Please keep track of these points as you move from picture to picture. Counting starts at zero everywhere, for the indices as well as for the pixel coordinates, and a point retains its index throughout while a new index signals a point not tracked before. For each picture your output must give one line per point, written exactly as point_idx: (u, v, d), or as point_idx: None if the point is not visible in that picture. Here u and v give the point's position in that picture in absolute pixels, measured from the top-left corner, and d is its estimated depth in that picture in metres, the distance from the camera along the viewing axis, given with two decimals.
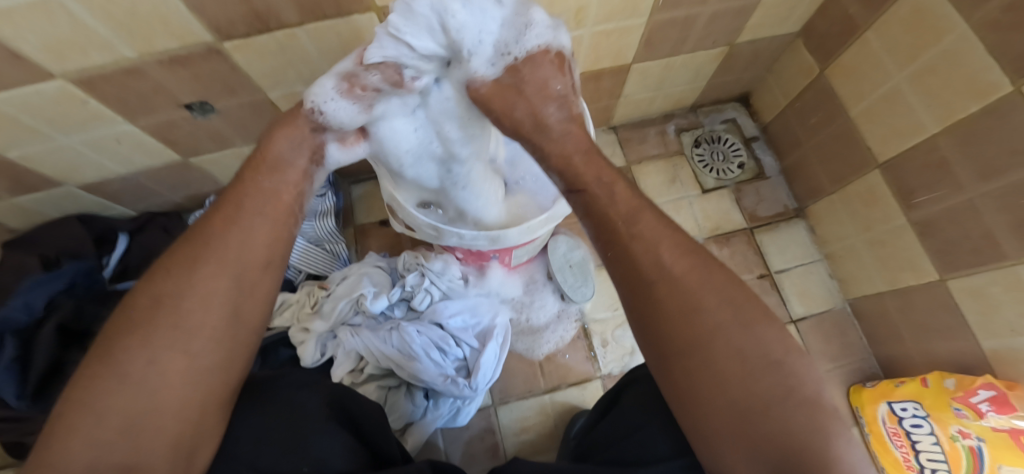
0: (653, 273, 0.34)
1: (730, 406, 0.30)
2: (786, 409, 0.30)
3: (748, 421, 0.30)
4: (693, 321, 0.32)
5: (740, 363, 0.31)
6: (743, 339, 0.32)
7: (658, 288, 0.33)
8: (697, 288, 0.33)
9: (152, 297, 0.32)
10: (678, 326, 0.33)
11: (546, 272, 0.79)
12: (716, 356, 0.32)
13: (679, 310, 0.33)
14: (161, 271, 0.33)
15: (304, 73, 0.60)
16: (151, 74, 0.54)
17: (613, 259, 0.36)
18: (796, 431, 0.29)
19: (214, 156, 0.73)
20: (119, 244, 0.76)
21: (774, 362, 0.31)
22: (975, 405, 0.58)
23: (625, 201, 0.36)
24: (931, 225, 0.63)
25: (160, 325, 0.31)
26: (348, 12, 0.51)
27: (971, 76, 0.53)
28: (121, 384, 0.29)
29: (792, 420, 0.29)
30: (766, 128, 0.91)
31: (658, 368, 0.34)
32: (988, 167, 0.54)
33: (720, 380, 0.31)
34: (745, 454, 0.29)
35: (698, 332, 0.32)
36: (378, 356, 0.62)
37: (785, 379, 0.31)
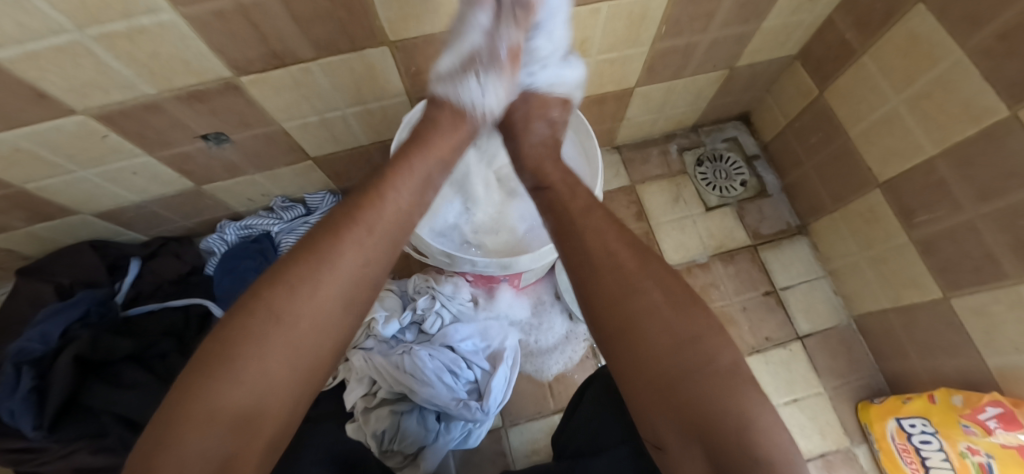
0: (600, 259, 0.38)
1: (659, 376, 0.31)
2: (706, 377, 0.31)
3: (672, 389, 0.31)
4: (631, 299, 0.35)
5: (669, 337, 0.32)
6: (670, 319, 0.34)
7: (602, 271, 0.37)
8: (630, 272, 0.37)
9: (268, 301, 0.33)
10: (613, 305, 0.35)
11: (553, 292, 0.81)
12: (647, 330, 0.33)
13: (619, 291, 0.36)
14: (268, 280, 0.35)
15: (318, 105, 0.62)
16: (170, 109, 0.55)
17: (568, 248, 0.40)
18: (713, 397, 0.30)
19: (227, 184, 0.74)
20: (131, 268, 0.76)
21: (694, 336, 0.33)
22: (983, 421, 0.58)
23: (580, 203, 0.43)
24: (932, 244, 0.64)
25: (273, 332, 0.32)
26: (362, 47, 0.53)
27: (965, 100, 0.55)
28: (234, 381, 0.30)
29: (709, 385, 0.30)
30: (767, 146, 0.92)
31: (606, 350, 0.35)
32: (986, 189, 0.55)
33: (649, 353, 0.32)
34: (671, 423, 0.30)
35: (631, 309, 0.34)
36: (391, 380, 0.63)
37: (706, 351, 0.32)
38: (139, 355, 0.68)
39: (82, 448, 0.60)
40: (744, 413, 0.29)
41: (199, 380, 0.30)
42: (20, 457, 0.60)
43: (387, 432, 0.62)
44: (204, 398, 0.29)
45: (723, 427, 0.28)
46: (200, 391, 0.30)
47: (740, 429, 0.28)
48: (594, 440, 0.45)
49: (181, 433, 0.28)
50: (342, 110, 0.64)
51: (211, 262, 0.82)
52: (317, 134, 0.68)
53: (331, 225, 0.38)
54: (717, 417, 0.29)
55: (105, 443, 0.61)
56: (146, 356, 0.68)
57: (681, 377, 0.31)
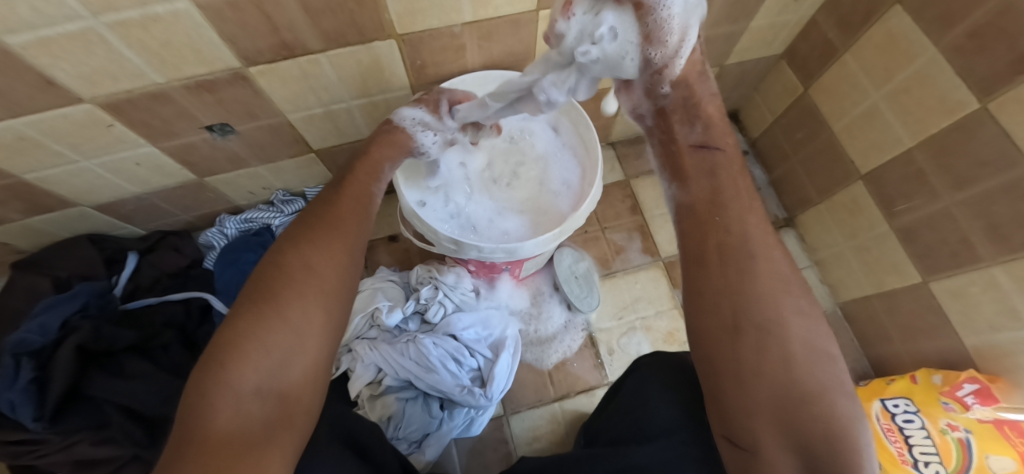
0: (734, 243, 0.33)
1: (788, 385, 0.29)
2: (834, 401, 0.29)
3: (799, 405, 0.28)
4: (773, 299, 0.31)
5: (807, 349, 0.30)
6: (797, 325, 0.31)
7: (751, 260, 0.32)
8: (779, 269, 0.33)
9: (276, 270, 0.35)
10: (750, 295, 0.31)
11: (552, 283, 0.82)
12: (788, 337, 0.30)
13: (763, 287, 0.32)
14: (286, 245, 0.37)
15: (324, 97, 0.63)
16: (178, 99, 0.56)
17: (712, 225, 0.35)
18: (838, 421, 0.28)
19: (229, 176, 0.74)
20: (129, 262, 0.76)
21: (828, 356, 0.30)
22: (962, 398, 0.62)
23: (728, 181, 0.37)
24: (911, 231, 0.68)
25: (290, 291, 0.34)
26: (370, 40, 0.55)
27: (941, 95, 0.59)
28: (258, 342, 0.31)
29: (838, 411, 0.28)
30: (755, 142, 0.96)
31: (718, 340, 0.31)
32: (961, 177, 0.59)
33: (786, 359, 0.29)
34: (780, 433, 0.28)
35: (776, 311, 0.31)
36: (396, 368, 0.64)
37: (830, 369, 0.30)
38: (140, 346, 0.68)
39: (83, 439, 0.60)
40: (859, 440, 0.28)
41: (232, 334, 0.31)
42: (19, 449, 0.59)
43: (392, 420, 0.63)
44: (242, 342, 0.31)
45: (841, 453, 0.27)
46: (240, 336, 0.31)
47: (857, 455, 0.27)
48: (638, 427, 0.44)
49: (222, 377, 0.29)
50: (347, 102, 0.65)
51: (210, 256, 0.81)
52: (320, 126, 0.69)
53: (331, 200, 0.42)
54: (835, 438, 0.27)
55: (108, 433, 0.61)
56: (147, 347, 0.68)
57: (811, 395, 0.29)
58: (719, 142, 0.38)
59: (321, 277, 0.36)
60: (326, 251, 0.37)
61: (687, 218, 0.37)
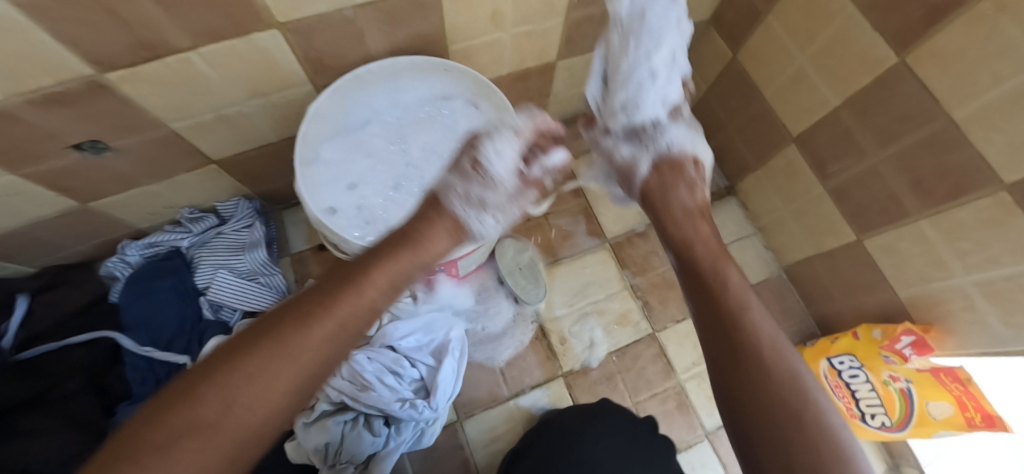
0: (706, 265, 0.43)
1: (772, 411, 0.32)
2: (808, 427, 0.31)
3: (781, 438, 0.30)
4: (727, 331, 0.37)
5: (781, 370, 0.34)
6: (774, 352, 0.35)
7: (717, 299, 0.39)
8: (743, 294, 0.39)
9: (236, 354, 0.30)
10: (715, 328, 0.38)
11: (497, 277, 0.79)
12: (752, 366, 0.34)
13: (728, 319, 0.37)
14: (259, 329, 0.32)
15: (210, 101, 0.55)
16: (28, 118, 0.47)
17: (701, 273, 0.43)
18: (820, 454, 0.29)
19: (121, 198, 0.66)
20: (17, 306, 0.66)
21: (796, 372, 0.34)
22: (900, 351, 0.63)
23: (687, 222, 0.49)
24: (844, 191, 0.67)
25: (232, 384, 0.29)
26: (246, 31, 0.48)
27: (861, 51, 0.57)
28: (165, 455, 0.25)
29: (822, 443, 0.30)
30: (692, 113, 0.94)
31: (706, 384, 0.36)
32: (884, 134, 0.58)
33: (759, 387, 0.33)
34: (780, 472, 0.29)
35: (733, 341, 0.36)
36: (330, 391, 0.60)
37: (794, 372, 0.34)
38: (39, 400, 0.60)
39: None
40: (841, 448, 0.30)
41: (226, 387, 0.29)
42: None
43: (331, 445, 0.58)
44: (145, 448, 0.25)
45: None
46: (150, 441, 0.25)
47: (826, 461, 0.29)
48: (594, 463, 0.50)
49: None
50: (240, 104, 0.58)
51: (117, 288, 0.73)
52: (217, 134, 0.62)
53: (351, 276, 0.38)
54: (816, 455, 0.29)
55: None
56: (45, 400, 0.60)
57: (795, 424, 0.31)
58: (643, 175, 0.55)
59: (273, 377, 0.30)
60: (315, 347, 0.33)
61: (682, 264, 0.46)
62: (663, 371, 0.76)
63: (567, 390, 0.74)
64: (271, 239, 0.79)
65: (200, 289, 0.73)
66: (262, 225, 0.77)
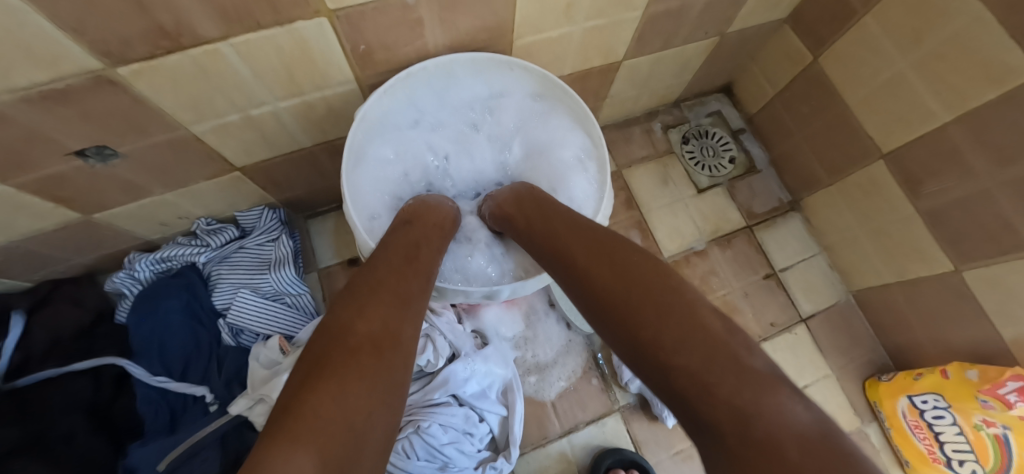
0: (625, 342, 0.31)
1: (710, 434, 0.25)
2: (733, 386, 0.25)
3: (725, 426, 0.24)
4: (651, 331, 0.29)
5: (709, 384, 0.25)
6: (690, 345, 0.27)
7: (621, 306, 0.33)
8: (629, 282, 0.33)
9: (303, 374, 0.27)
10: (631, 316, 0.31)
11: (547, 299, 0.72)
12: (673, 352, 0.28)
13: (660, 341, 0.29)
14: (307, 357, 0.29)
15: (238, 100, 0.46)
16: (19, 116, 0.38)
17: (591, 278, 0.36)
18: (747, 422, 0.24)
19: (128, 209, 0.57)
20: (13, 326, 0.58)
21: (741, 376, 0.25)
22: (1003, 396, 0.57)
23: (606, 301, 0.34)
24: (942, 216, 0.60)
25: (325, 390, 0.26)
26: (290, 20, 0.38)
27: (986, 61, 0.50)
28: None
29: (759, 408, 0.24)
30: (752, 119, 0.87)
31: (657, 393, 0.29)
32: (1007, 154, 0.51)
33: (675, 368, 0.27)
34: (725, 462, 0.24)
35: (652, 315, 0.30)
36: (401, 472, 0.50)
37: (759, 405, 0.24)
38: (31, 441, 0.52)
39: None
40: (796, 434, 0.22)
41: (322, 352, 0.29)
42: None
43: None
44: None
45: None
46: None
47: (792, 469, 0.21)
48: None
49: None
50: (272, 104, 0.49)
51: (124, 305, 0.66)
52: (242, 137, 0.53)
53: (389, 269, 0.38)
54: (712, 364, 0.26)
55: None
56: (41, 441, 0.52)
57: (682, 370, 0.27)
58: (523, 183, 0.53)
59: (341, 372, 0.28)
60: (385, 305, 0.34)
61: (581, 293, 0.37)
62: None
63: (624, 426, 0.67)
64: (299, 251, 0.72)
65: (219, 309, 0.65)
66: (288, 236, 0.69)
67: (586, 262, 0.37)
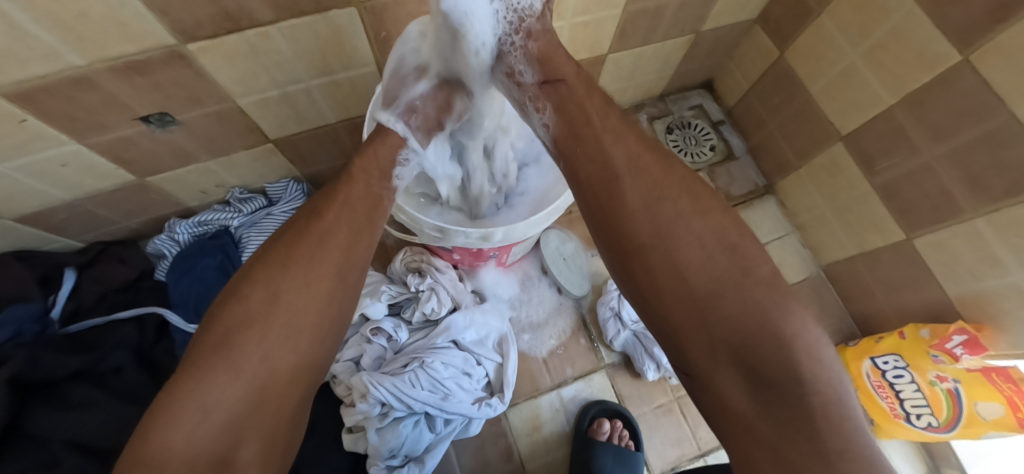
0: (649, 240, 0.35)
1: (723, 330, 0.30)
2: (741, 288, 0.31)
3: (708, 323, 0.31)
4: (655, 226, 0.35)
5: (710, 281, 0.32)
6: (699, 250, 0.33)
7: (616, 199, 0.37)
8: (642, 177, 0.37)
9: (267, 290, 0.33)
10: (640, 213, 0.36)
11: (540, 267, 0.79)
12: (673, 244, 0.34)
13: (663, 243, 0.34)
14: (275, 260, 0.35)
15: (278, 78, 0.55)
16: (106, 85, 0.47)
17: (590, 160, 0.40)
18: (750, 324, 0.30)
19: (175, 174, 0.66)
20: (67, 280, 0.66)
21: (756, 287, 0.31)
22: (951, 349, 0.63)
23: (639, 203, 0.36)
24: (893, 189, 0.67)
25: (277, 319, 0.33)
26: (325, 8, 0.47)
27: (921, 49, 0.58)
28: (235, 380, 0.30)
29: (753, 308, 0.30)
30: (731, 111, 0.95)
31: (632, 281, 0.36)
32: (941, 130, 0.59)
33: (677, 267, 0.33)
34: (714, 352, 0.30)
35: (659, 217, 0.35)
36: (408, 401, 0.57)
37: (768, 304, 0.30)
38: (88, 372, 0.60)
39: None
40: (800, 331, 0.29)
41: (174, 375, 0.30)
42: None
43: (399, 447, 0.57)
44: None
45: (772, 367, 0.28)
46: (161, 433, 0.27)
47: (793, 366, 0.28)
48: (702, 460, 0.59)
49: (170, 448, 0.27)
50: (305, 82, 0.58)
51: (164, 266, 0.74)
52: (277, 111, 0.62)
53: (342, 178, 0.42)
54: (738, 278, 0.31)
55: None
56: (95, 372, 0.60)
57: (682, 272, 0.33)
58: (560, 75, 0.43)
59: (303, 288, 0.35)
60: (348, 212, 0.40)
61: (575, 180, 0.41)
62: None
63: (609, 382, 0.74)
64: None
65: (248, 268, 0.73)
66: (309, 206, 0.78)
67: (632, 153, 0.39)
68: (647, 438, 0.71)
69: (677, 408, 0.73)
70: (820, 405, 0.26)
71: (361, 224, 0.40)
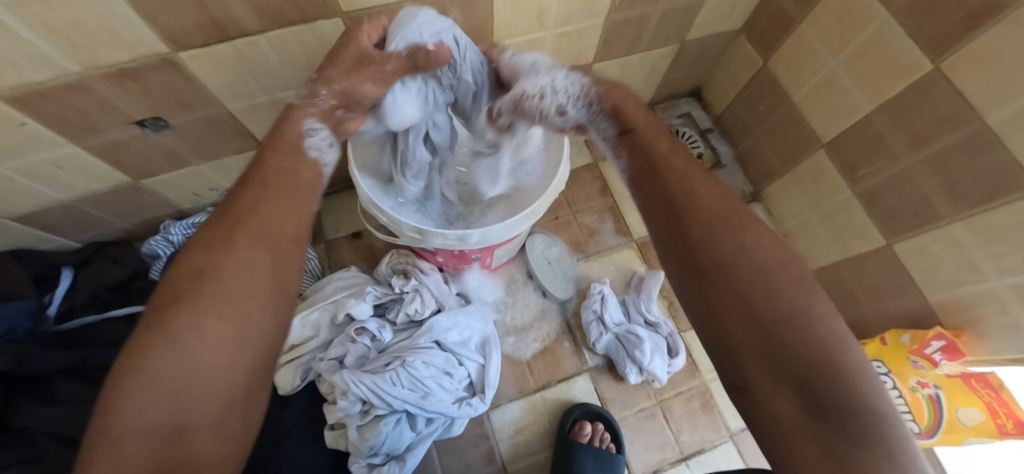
0: (720, 260, 0.34)
1: (785, 353, 0.30)
2: (807, 318, 0.30)
3: (773, 347, 0.30)
4: (716, 239, 0.35)
5: (775, 304, 0.31)
6: (765, 269, 0.33)
7: (687, 212, 0.37)
8: (715, 196, 0.37)
9: (193, 270, 0.34)
10: (703, 234, 0.35)
11: (526, 271, 0.80)
12: (742, 267, 0.33)
13: (728, 260, 0.34)
14: (201, 243, 0.35)
15: (267, 83, 0.57)
16: (100, 89, 0.49)
17: (661, 173, 0.40)
18: (823, 353, 0.29)
19: (168, 177, 0.68)
20: (62, 280, 0.68)
21: (828, 317, 0.30)
22: (930, 355, 0.64)
23: (712, 212, 0.36)
24: (874, 196, 0.68)
25: (206, 291, 0.33)
26: (311, 17, 0.49)
27: (895, 57, 0.59)
28: (170, 348, 0.30)
29: (816, 333, 0.30)
30: (719, 119, 0.97)
31: (692, 291, 0.35)
32: (917, 137, 0.59)
33: (741, 289, 0.32)
34: (773, 372, 0.30)
35: (733, 236, 0.34)
36: (387, 399, 0.58)
37: (838, 337, 0.30)
38: (76, 369, 0.61)
39: None
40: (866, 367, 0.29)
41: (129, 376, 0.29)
42: None
43: (377, 446, 0.58)
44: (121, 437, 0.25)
45: (842, 401, 0.28)
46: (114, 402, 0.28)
47: (866, 405, 0.27)
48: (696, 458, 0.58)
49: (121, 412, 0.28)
50: (294, 88, 0.60)
51: (156, 266, 0.75)
52: (266, 115, 0.63)
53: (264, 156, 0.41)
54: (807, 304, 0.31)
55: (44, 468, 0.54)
56: (84, 368, 0.61)
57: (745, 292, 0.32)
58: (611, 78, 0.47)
59: (236, 258, 0.35)
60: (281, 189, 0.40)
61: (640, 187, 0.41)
62: (687, 370, 0.76)
63: (592, 385, 0.74)
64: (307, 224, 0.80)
65: None
66: None
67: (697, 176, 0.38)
68: (630, 442, 0.71)
69: (660, 413, 0.73)
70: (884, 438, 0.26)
71: (292, 195, 0.40)
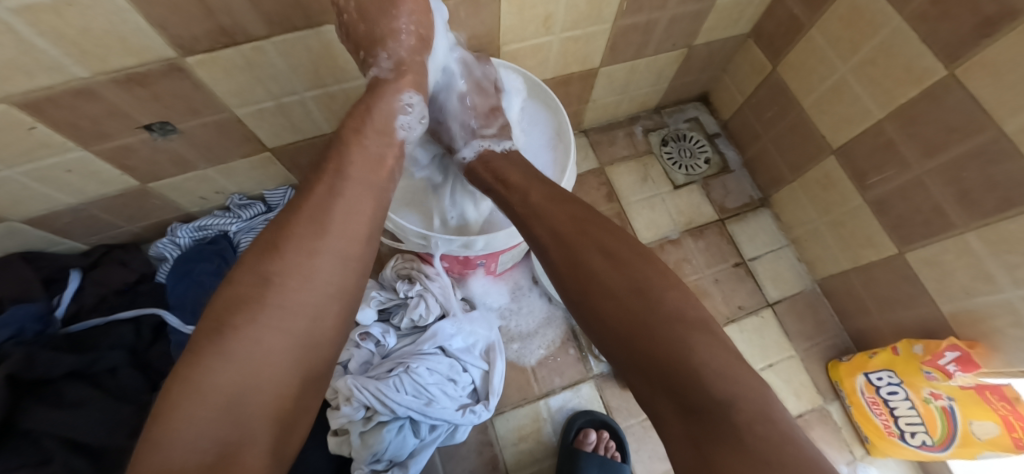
0: (586, 292, 0.39)
1: (645, 362, 0.33)
2: (657, 327, 0.34)
3: (637, 360, 0.34)
4: (580, 270, 0.40)
5: (628, 319, 0.35)
6: (623, 285, 0.37)
7: (556, 253, 0.42)
8: (573, 231, 0.42)
9: (258, 275, 0.35)
10: (570, 270, 0.41)
11: (531, 277, 0.80)
12: (600, 293, 0.38)
13: (595, 288, 0.38)
14: (263, 247, 0.36)
15: (274, 89, 0.57)
16: (108, 95, 0.49)
17: (529, 220, 0.45)
18: (670, 357, 0.32)
19: (176, 181, 0.68)
20: (71, 281, 0.69)
21: (673, 321, 0.34)
22: (943, 366, 0.62)
23: (575, 247, 0.41)
24: (885, 203, 0.67)
25: (268, 302, 0.34)
26: (318, 23, 0.49)
27: (907, 64, 0.58)
28: (225, 361, 0.31)
29: (662, 339, 0.33)
30: (726, 124, 0.96)
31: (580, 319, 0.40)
32: (930, 145, 0.58)
33: (601, 313, 0.37)
34: (643, 381, 0.33)
35: (591, 267, 0.40)
36: (391, 405, 0.57)
37: (688, 339, 0.33)
38: (83, 371, 0.61)
39: None
40: (721, 363, 0.31)
41: (183, 389, 0.30)
42: None
43: (380, 453, 0.57)
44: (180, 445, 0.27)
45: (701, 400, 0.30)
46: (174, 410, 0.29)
47: (724, 401, 0.30)
48: None
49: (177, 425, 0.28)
50: (300, 94, 0.60)
51: (163, 269, 0.76)
52: (272, 121, 0.64)
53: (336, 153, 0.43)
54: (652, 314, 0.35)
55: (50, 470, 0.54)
56: (91, 371, 0.62)
57: (610, 314, 0.37)
58: None
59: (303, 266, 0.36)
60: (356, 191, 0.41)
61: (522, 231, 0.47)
62: None
63: (597, 393, 0.74)
64: None
65: None
66: None
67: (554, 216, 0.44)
68: (635, 451, 0.70)
69: None
70: (750, 432, 0.28)
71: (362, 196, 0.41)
